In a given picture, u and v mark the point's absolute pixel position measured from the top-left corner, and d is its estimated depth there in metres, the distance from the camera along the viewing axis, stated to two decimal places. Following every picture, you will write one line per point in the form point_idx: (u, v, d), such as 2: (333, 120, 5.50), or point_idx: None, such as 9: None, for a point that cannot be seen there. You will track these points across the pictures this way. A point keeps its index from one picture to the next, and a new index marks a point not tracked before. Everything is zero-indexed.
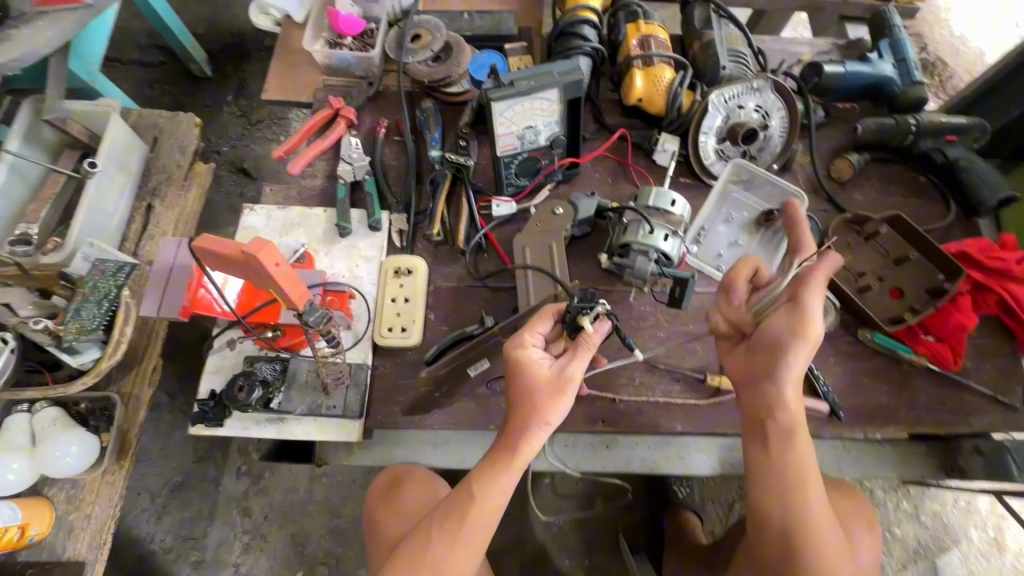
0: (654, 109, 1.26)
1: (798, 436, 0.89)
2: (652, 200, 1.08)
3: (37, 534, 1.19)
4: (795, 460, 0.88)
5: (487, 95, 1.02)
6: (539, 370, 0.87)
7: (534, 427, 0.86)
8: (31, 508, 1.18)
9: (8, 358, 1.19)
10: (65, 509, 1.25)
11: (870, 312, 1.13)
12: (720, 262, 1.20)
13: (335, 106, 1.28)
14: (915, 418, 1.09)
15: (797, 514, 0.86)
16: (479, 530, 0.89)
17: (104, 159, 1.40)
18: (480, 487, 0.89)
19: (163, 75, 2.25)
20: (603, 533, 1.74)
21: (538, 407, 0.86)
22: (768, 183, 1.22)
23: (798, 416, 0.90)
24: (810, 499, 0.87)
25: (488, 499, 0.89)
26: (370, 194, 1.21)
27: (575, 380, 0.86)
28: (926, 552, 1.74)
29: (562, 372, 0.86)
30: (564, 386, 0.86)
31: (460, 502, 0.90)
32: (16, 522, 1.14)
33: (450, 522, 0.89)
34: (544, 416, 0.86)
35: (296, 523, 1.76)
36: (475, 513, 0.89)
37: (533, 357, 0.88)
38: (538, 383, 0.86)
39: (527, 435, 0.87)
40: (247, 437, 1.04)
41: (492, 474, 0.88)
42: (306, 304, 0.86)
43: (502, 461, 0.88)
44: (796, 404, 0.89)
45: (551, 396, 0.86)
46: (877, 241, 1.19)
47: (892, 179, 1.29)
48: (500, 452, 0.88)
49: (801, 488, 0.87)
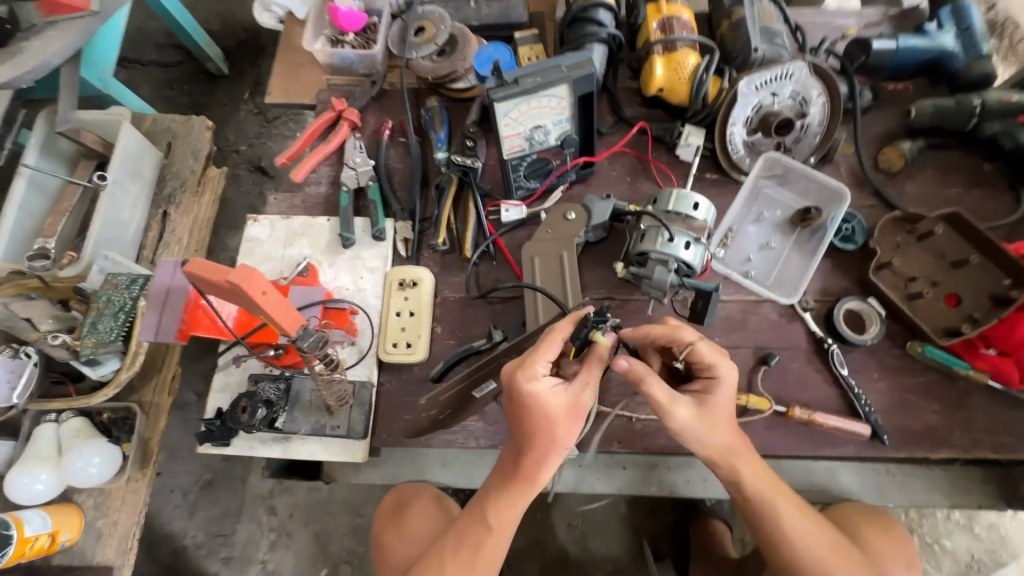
0: (677, 99, 1.15)
1: (740, 463, 0.86)
2: (672, 204, 0.98)
3: (68, 539, 1.24)
4: (757, 502, 0.87)
5: (489, 95, 0.95)
6: (558, 400, 0.79)
7: (553, 455, 0.81)
8: (60, 516, 1.23)
9: (31, 371, 1.22)
10: (94, 515, 1.29)
11: (921, 323, 1.01)
12: (749, 267, 1.10)
13: (337, 108, 1.22)
14: (971, 441, 0.98)
15: (781, 552, 0.87)
16: (498, 555, 0.87)
17: (116, 169, 1.38)
18: (499, 515, 0.85)
19: (181, 74, 2.24)
20: (625, 537, 1.69)
21: (558, 437, 0.79)
22: (805, 178, 1.12)
23: (735, 442, 0.86)
24: (788, 525, 0.87)
25: (507, 524, 0.86)
26: (373, 201, 1.16)
27: (591, 402, 0.81)
28: (980, 566, 1.61)
29: (582, 399, 0.79)
30: (581, 410, 0.80)
31: (473, 531, 0.86)
32: (46, 530, 1.19)
33: (466, 550, 0.86)
34: (564, 443, 0.81)
35: (319, 522, 1.78)
36: (494, 539, 0.86)
37: (551, 386, 0.79)
38: (558, 415, 0.78)
39: (546, 463, 0.82)
40: (254, 456, 1.03)
41: (510, 500, 0.84)
42: (299, 330, 0.83)
43: (522, 488, 0.84)
44: (728, 432, 0.85)
45: (571, 423, 0.80)
46: (931, 241, 1.06)
47: (951, 168, 1.14)
48: (514, 480, 0.84)
49: (772, 515, 0.87)
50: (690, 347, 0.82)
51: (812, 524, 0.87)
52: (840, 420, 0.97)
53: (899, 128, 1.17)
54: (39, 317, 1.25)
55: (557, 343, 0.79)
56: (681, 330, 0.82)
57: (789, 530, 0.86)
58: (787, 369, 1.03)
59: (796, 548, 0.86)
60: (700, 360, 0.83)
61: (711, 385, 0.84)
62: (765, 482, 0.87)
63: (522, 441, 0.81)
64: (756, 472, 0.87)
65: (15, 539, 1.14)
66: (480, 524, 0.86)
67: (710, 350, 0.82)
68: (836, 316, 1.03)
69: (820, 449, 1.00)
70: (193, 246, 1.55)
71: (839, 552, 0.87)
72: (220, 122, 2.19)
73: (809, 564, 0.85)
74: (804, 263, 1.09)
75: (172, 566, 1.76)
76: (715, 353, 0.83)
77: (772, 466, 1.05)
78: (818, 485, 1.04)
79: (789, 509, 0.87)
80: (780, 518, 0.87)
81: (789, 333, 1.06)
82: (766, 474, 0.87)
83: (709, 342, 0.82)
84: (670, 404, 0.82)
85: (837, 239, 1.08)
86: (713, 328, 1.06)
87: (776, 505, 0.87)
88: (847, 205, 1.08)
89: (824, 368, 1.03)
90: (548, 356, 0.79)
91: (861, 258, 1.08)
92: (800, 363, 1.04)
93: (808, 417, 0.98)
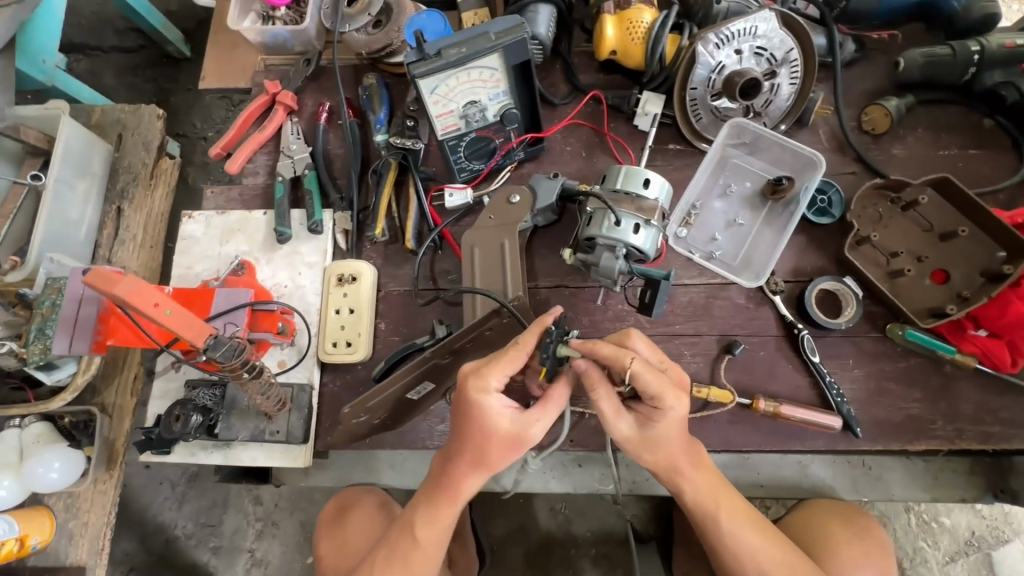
0: (632, 64, 1.05)
1: (685, 474, 0.82)
2: (620, 182, 0.89)
3: (40, 542, 1.15)
4: (698, 513, 0.83)
5: (409, 71, 0.85)
6: (502, 423, 0.72)
7: (479, 475, 0.77)
8: (31, 520, 1.14)
9: None
10: (65, 516, 1.20)
11: (902, 303, 0.92)
12: (714, 247, 1.01)
13: (271, 92, 1.14)
14: (955, 432, 0.90)
15: (727, 564, 0.83)
16: (428, 569, 0.83)
17: (57, 168, 1.17)
18: (426, 529, 0.81)
19: (145, 61, 1.95)
20: (610, 519, 1.49)
21: (490, 457, 0.75)
22: (776, 146, 1.01)
23: (682, 459, 0.81)
24: (729, 533, 0.82)
25: (436, 538, 0.82)
26: (310, 191, 1.08)
27: (534, 440, 0.74)
28: (981, 542, 1.41)
29: (527, 433, 0.72)
30: (522, 441, 0.74)
31: (399, 545, 0.82)
32: (13, 535, 1.11)
33: (393, 562, 0.82)
34: (491, 463, 0.76)
35: (306, 511, 1.61)
36: (421, 552, 0.82)
37: (500, 406, 0.72)
38: (499, 438, 0.72)
39: (472, 479, 0.78)
40: (196, 463, 1.01)
41: (438, 513, 0.81)
42: (208, 340, 0.78)
43: (449, 501, 0.80)
44: (682, 448, 0.80)
45: (507, 450, 0.74)
46: (916, 211, 0.96)
47: (946, 126, 1.01)
48: (441, 493, 0.80)
49: (714, 524, 0.83)
50: (628, 375, 0.68)
51: (761, 532, 0.82)
52: (809, 413, 0.89)
53: (886, 83, 1.05)
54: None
55: (521, 357, 0.71)
56: (623, 359, 0.68)
57: (733, 543, 0.82)
58: (753, 358, 0.95)
59: (743, 564, 0.81)
60: (644, 391, 0.70)
61: (657, 413, 0.73)
62: (708, 494, 0.82)
63: (455, 450, 0.76)
64: (701, 482, 0.83)
65: None
66: (407, 536, 0.82)
67: (655, 381, 0.69)
68: (807, 298, 0.94)
69: (787, 442, 0.92)
70: (148, 244, 1.34)
71: (790, 565, 0.81)
72: (185, 110, 1.91)
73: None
74: (774, 241, 0.99)
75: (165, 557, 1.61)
76: (661, 386, 0.70)
77: (739, 459, 0.99)
78: (787, 480, 0.99)
79: (733, 522, 0.82)
80: (723, 529, 0.82)
81: (757, 318, 0.97)
82: (710, 484, 0.83)
83: (655, 373, 0.68)
84: (614, 418, 0.75)
85: (811, 213, 0.98)
86: (673, 315, 0.98)
87: (720, 518, 0.82)
88: (822, 173, 0.98)
89: (795, 356, 0.95)
90: (506, 371, 0.71)
91: (838, 233, 0.98)
92: (768, 351, 0.95)
93: (774, 410, 0.89)
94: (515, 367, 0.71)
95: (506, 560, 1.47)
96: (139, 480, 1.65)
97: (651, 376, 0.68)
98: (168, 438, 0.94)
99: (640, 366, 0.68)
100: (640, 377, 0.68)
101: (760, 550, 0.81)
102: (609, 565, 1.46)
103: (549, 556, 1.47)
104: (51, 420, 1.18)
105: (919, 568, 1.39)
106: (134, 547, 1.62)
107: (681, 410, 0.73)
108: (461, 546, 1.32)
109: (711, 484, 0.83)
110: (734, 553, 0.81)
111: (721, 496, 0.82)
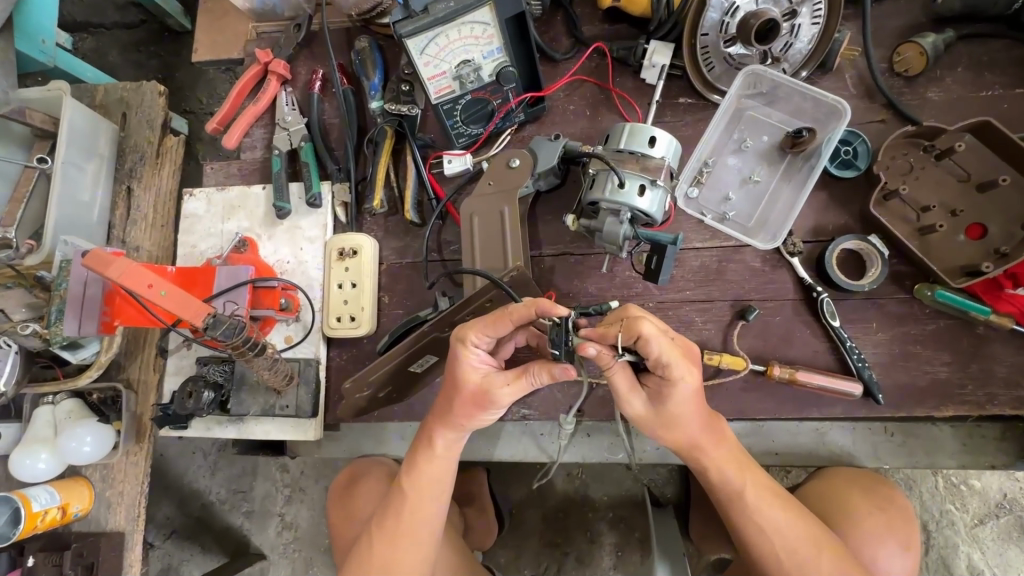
0: (637, 11, 0.98)
1: (710, 450, 0.78)
2: (624, 141, 0.84)
3: (81, 509, 1.19)
4: (721, 492, 0.80)
5: (395, 31, 0.81)
6: (472, 375, 0.74)
7: (448, 428, 0.79)
8: (70, 489, 1.17)
9: (14, 359, 1.13)
10: (103, 485, 1.23)
11: (932, 262, 0.86)
12: (727, 207, 0.95)
13: (262, 61, 1.10)
14: (986, 397, 0.85)
15: (753, 544, 0.78)
16: (419, 531, 0.83)
17: (65, 151, 1.15)
18: (415, 484, 0.83)
19: (147, 36, 1.91)
20: (628, 483, 1.47)
21: (458, 408, 0.76)
22: (797, 94, 0.93)
23: (701, 435, 0.77)
24: (754, 511, 0.78)
25: (424, 493, 0.83)
26: (307, 164, 1.05)
27: (502, 406, 0.74)
28: (1013, 505, 1.35)
29: (492, 394, 0.72)
30: (489, 400, 0.73)
31: (394, 500, 0.84)
32: (55, 504, 1.14)
33: (389, 519, 0.84)
34: (459, 421, 0.77)
35: (330, 477, 1.65)
36: (412, 505, 0.83)
37: (474, 362, 0.73)
38: (467, 385, 0.74)
39: (443, 430, 0.80)
40: (213, 438, 1.04)
41: (416, 462, 0.83)
42: (207, 319, 0.78)
43: (423, 450, 0.83)
44: (702, 423, 0.76)
45: (473, 409, 0.75)
46: (951, 160, 0.88)
47: (990, 64, 0.91)
48: (422, 444, 0.83)
49: (738, 501, 0.79)
50: (641, 340, 0.63)
51: (787, 511, 0.78)
52: (827, 379, 0.85)
53: (921, 18, 0.94)
54: (12, 306, 1.16)
55: (507, 325, 0.69)
56: (639, 325, 0.62)
57: (760, 520, 0.78)
58: (769, 323, 0.91)
59: (771, 542, 0.77)
60: (658, 360, 0.66)
61: (667, 387, 0.70)
62: (731, 467, 0.79)
63: (437, 403, 0.80)
64: (721, 457, 0.79)
65: (22, 515, 1.08)
66: (398, 488, 0.84)
67: (669, 349, 0.65)
68: (828, 259, 0.88)
69: (804, 408, 0.89)
70: (159, 223, 1.32)
71: (815, 539, 0.77)
72: (190, 85, 1.87)
73: (782, 557, 0.76)
74: (794, 197, 0.92)
75: (201, 522, 1.69)
76: (673, 353, 0.65)
77: (753, 427, 0.96)
78: (804, 448, 0.96)
79: (759, 499, 0.78)
80: (749, 507, 0.78)
81: (773, 282, 0.92)
82: (734, 456, 0.80)
83: (669, 341, 0.64)
84: (627, 394, 0.73)
85: (834, 166, 0.92)
86: (683, 281, 0.94)
87: (744, 494, 0.79)
88: (847, 122, 0.90)
89: (813, 320, 0.90)
90: (489, 330, 0.71)
91: (863, 187, 0.91)
92: (785, 315, 0.91)
93: (790, 376, 0.85)
94: (494, 331, 0.71)
95: (523, 526, 1.49)
96: (173, 450, 1.72)
97: (662, 350, 0.64)
98: (183, 414, 0.96)
99: (652, 331, 0.63)
100: (649, 346, 0.63)
101: (784, 523, 0.77)
102: (626, 528, 1.45)
103: (566, 519, 1.47)
104: (80, 398, 1.20)
105: (945, 531, 1.35)
106: (173, 512, 1.69)
107: (691, 381, 0.69)
108: (479, 511, 1.35)
109: (735, 457, 0.80)
110: (760, 529, 0.77)
111: (744, 467, 0.79)
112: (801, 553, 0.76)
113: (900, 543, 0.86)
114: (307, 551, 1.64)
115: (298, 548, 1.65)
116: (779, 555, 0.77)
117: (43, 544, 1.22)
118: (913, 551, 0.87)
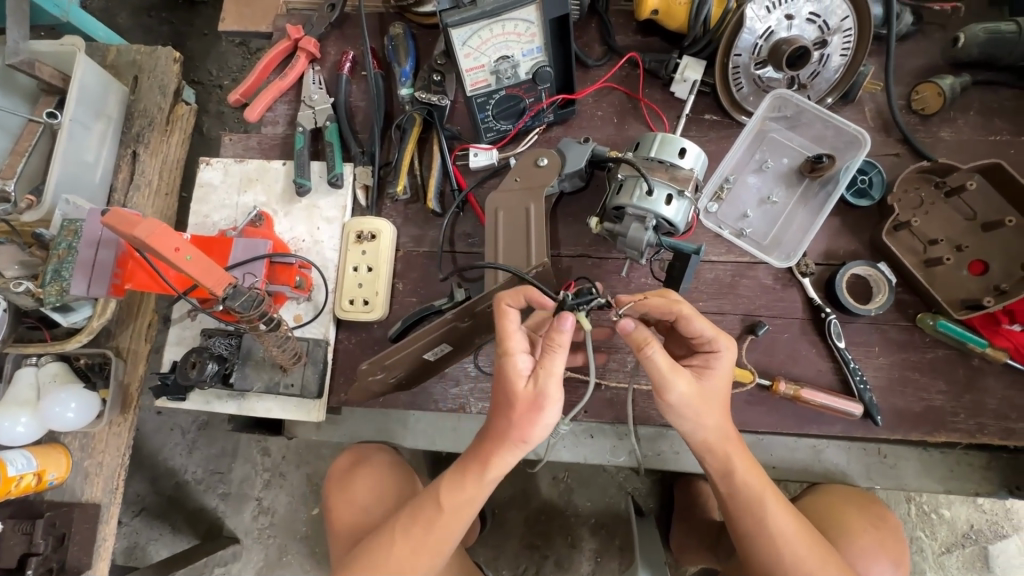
0: (675, 25, 1.00)
1: (736, 461, 0.80)
2: (654, 150, 0.86)
3: (56, 478, 1.11)
4: (744, 498, 0.80)
5: (442, 19, 0.81)
6: (519, 383, 0.72)
7: (507, 446, 0.75)
8: (47, 456, 1.10)
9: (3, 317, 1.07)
10: (80, 455, 1.17)
11: (936, 293, 0.90)
12: (744, 224, 0.98)
13: (293, 37, 1.10)
14: (976, 426, 0.89)
15: (760, 554, 0.80)
16: (447, 544, 0.82)
17: (74, 107, 1.10)
18: (453, 498, 0.81)
19: (160, 2, 1.87)
20: (611, 491, 1.48)
21: (516, 426, 0.73)
22: (819, 121, 0.97)
23: (731, 433, 0.80)
24: (773, 524, 0.79)
25: (463, 515, 0.82)
26: (331, 144, 1.04)
27: (556, 398, 0.71)
28: (978, 536, 1.40)
29: (545, 393, 0.70)
30: (543, 406, 0.71)
31: (422, 510, 0.82)
32: (32, 470, 1.05)
33: (417, 527, 0.82)
34: (522, 437, 0.73)
35: (312, 464, 1.63)
36: (444, 521, 0.81)
37: (522, 367, 0.73)
38: (518, 400, 0.72)
39: (501, 453, 0.76)
40: (210, 411, 1.02)
41: (460, 477, 0.80)
42: (229, 288, 0.77)
43: (473, 471, 0.79)
44: (725, 424, 0.79)
45: (533, 418, 0.72)
46: (959, 198, 0.92)
47: (999, 111, 0.96)
48: (469, 458, 0.79)
49: (751, 514, 0.80)
50: (680, 317, 0.73)
51: (800, 525, 0.80)
52: (829, 398, 0.87)
53: (939, 61, 0.99)
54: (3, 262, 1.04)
55: (521, 300, 0.78)
56: (676, 302, 0.73)
57: (772, 528, 0.79)
58: (776, 340, 0.93)
59: (780, 551, 0.78)
60: (698, 335, 0.74)
61: (707, 358, 0.76)
62: (755, 474, 0.80)
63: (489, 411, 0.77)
64: (751, 470, 0.80)
65: None
66: (433, 501, 0.82)
67: (710, 326, 0.74)
68: (839, 281, 0.91)
69: (804, 424, 0.91)
70: (163, 191, 1.28)
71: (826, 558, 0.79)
72: (201, 56, 1.82)
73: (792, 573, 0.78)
74: (808, 221, 0.95)
75: (174, 501, 1.64)
76: (713, 329, 0.75)
77: (752, 440, 1.00)
78: (800, 463, 1.00)
79: (776, 507, 0.80)
80: (766, 515, 0.79)
81: (783, 299, 0.95)
82: (758, 469, 0.81)
83: (707, 319, 0.73)
84: (670, 371, 0.71)
85: (850, 193, 0.95)
86: (697, 292, 0.96)
87: (765, 504, 0.80)
88: (866, 153, 0.93)
89: (819, 340, 0.93)
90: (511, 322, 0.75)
91: (875, 218, 0.95)
92: (792, 333, 0.93)
93: (794, 393, 0.87)
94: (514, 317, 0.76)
95: (505, 526, 1.48)
96: (151, 426, 1.67)
97: (699, 325, 0.73)
98: (184, 384, 0.94)
99: (690, 310, 0.73)
100: (691, 323, 0.73)
101: (795, 532, 0.79)
102: (607, 536, 1.46)
103: (549, 522, 1.48)
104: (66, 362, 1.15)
105: (914, 557, 1.39)
106: (145, 490, 1.65)
107: (730, 357, 0.76)
108: None
109: (762, 472, 0.81)
110: (771, 538, 0.79)
111: (766, 479, 0.80)
112: (809, 565, 0.78)
113: (892, 561, 0.89)
114: (283, 538, 1.60)
115: (274, 533, 1.61)
116: (787, 564, 0.78)
117: (13, 512, 1.12)
118: (902, 567, 0.90)
